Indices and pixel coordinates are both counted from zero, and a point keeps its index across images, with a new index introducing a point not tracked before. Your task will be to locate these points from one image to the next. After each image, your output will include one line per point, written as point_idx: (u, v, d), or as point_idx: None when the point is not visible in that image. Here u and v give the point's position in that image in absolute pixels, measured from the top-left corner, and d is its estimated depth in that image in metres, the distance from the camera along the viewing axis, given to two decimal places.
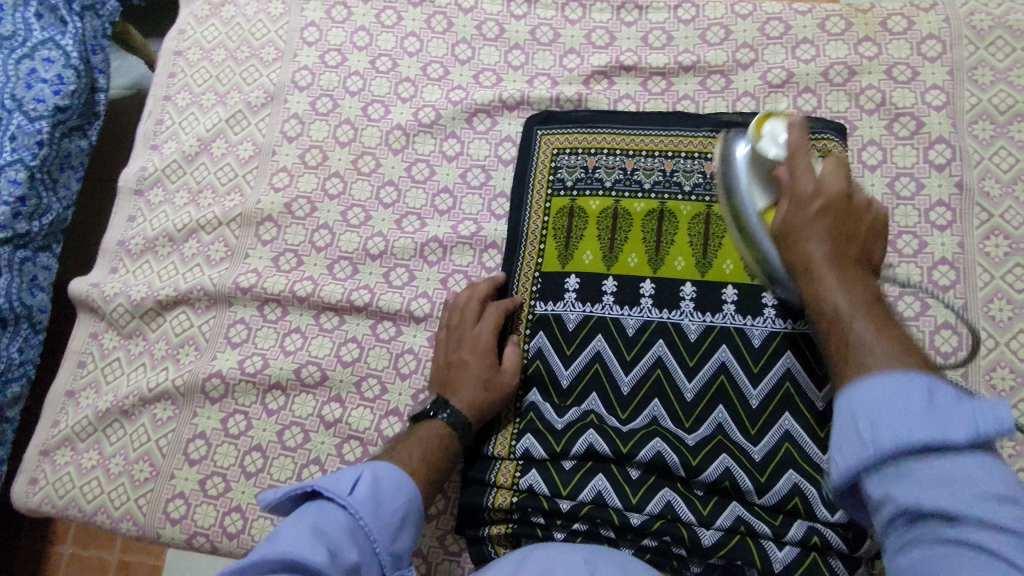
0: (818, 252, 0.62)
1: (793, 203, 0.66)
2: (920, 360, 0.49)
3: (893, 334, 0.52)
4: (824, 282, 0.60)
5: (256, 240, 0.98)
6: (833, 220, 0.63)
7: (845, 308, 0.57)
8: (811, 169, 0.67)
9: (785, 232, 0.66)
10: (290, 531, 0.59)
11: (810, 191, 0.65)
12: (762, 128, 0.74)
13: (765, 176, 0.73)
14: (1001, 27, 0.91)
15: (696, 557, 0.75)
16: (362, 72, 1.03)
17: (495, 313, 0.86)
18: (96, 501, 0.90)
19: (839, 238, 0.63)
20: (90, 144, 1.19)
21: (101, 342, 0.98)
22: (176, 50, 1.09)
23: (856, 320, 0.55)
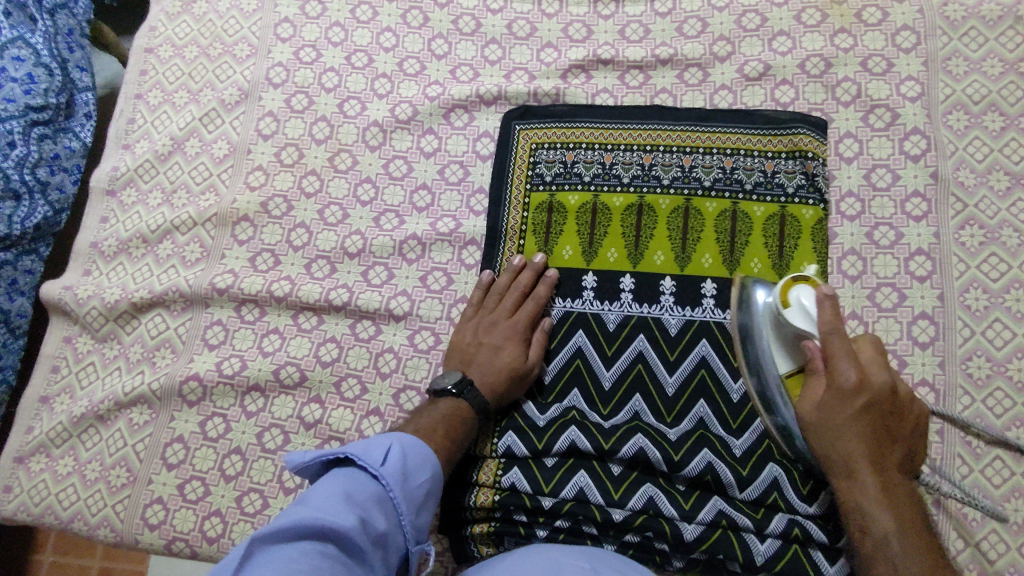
0: (852, 454, 0.68)
1: (834, 397, 0.69)
2: (938, 568, 0.62)
3: (905, 525, 0.65)
4: (864, 487, 0.67)
5: (232, 240, 0.97)
6: (873, 420, 0.68)
7: (867, 494, 0.67)
8: (852, 356, 0.68)
9: (823, 428, 0.69)
10: (325, 496, 0.60)
11: (848, 459, 0.68)
12: (789, 297, 0.72)
13: (789, 339, 0.73)
14: (974, 18, 0.92)
15: (678, 552, 0.76)
16: (337, 69, 1.02)
17: (535, 303, 0.86)
18: (73, 508, 0.89)
19: (876, 440, 0.68)
20: (82, 144, 1.15)
21: (75, 346, 0.96)
22: (147, 47, 1.07)
23: (890, 547, 0.64)
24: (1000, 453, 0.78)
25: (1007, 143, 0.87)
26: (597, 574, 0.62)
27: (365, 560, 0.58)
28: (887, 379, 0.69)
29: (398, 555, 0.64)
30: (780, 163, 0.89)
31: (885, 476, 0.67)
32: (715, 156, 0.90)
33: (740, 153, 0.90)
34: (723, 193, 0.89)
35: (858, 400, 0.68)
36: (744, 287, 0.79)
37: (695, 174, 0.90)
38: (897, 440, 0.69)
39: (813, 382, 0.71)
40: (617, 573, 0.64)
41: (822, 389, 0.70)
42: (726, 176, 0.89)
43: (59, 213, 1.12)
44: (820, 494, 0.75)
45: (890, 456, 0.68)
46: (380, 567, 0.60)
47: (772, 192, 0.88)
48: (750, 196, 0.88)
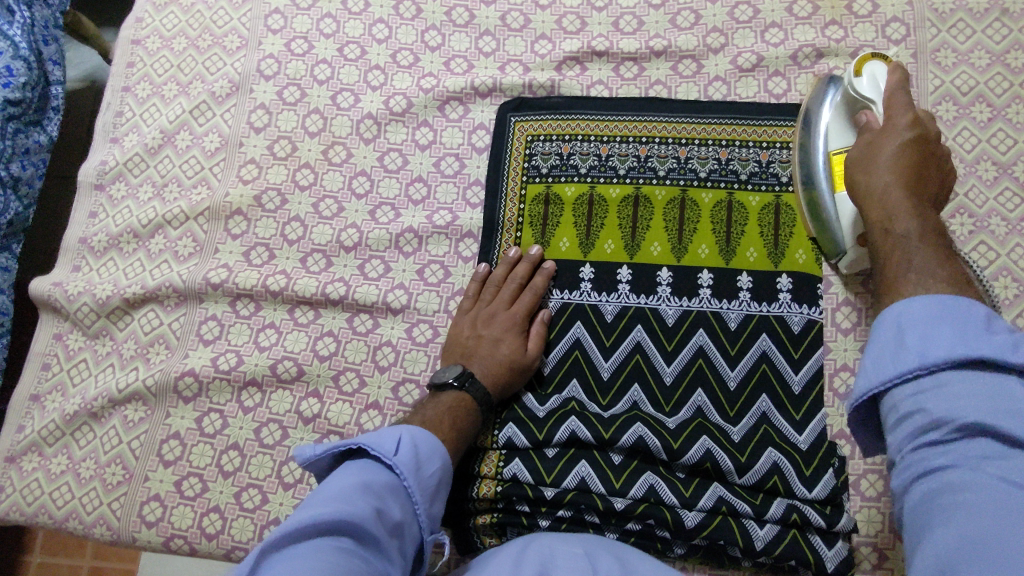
0: (887, 183, 0.63)
1: (880, 137, 0.67)
2: (958, 283, 0.51)
3: (934, 248, 0.56)
4: (908, 245, 0.57)
5: (226, 234, 0.96)
6: (911, 166, 0.64)
7: (909, 233, 0.58)
8: (909, 105, 0.68)
9: (867, 159, 0.67)
10: (339, 489, 0.61)
11: (907, 122, 0.67)
12: (862, 67, 0.77)
13: (854, 110, 0.79)
14: (962, 10, 0.93)
15: (679, 538, 0.77)
16: (329, 60, 1.01)
17: (532, 295, 0.86)
18: (67, 507, 0.88)
19: (914, 177, 0.63)
20: (49, 138, 1.13)
21: (65, 344, 0.95)
22: (134, 39, 1.06)
23: (909, 241, 0.57)
24: None
25: (994, 133, 0.89)
26: (593, 561, 0.63)
27: (383, 550, 0.59)
28: (939, 142, 0.68)
29: (415, 545, 0.64)
30: (774, 154, 0.90)
31: (926, 213, 0.60)
32: (710, 147, 0.91)
33: (735, 144, 0.91)
34: (719, 184, 0.89)
35: (909, 132, 0.66)
36: (811, 105, 0.85)
37: (691, 165, 0.91)
38: (931, 191, 0.64)
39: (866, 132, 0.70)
40: (614, 558, 0.64)
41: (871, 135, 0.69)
42: (721, 166, 0.90)
43: (29, 209, 1.10)
44: (817, 478, 0.76)
45: (927, 195, 0.63)
46: (399, 557, 0.60)
47: (767, 182, 0.89)
48: (745, 187, 0.89)
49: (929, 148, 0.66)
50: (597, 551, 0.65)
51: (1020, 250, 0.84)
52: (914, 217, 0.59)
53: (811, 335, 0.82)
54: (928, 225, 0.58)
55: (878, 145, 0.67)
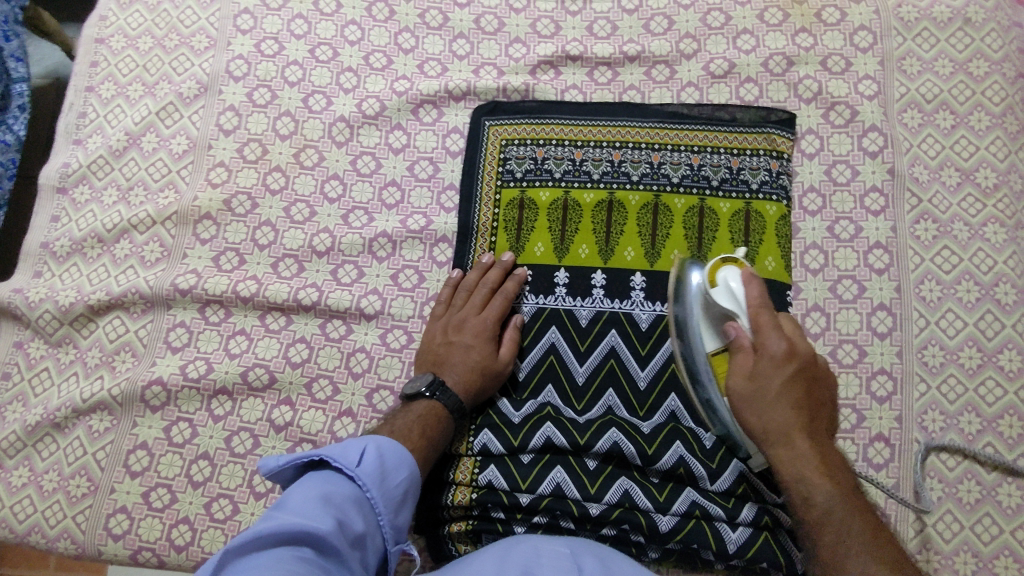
0: (788, 423, 0.67)
1: (764, 375, 0.68)
2: (895, 561, 0.61)
3: (866, 519, 0.64)
4: (817, 486, 0.66)
5: (194, 239, 0.94)
6: (802, 386, 0.68)
7: (828, 496, 0.65)
8: (777, 325, 0.69)
9: (753, 396, 0.68)
10: (300, 501, 0.60)
11: (782, 355, 0.68)
12: (715, 278, 0.73)
13: (717, 319, 0.74)
14: (926, 19, 0.95)
15: (653, 543, 0.77)
16: (300, 62, 1.00)
17: (503, 301, 0.86)
18: (29, 520, 0.85)
19: (806, 416, 0.68)
20: (17, 137, 1.10)
21: (27, 352, 0.92)
22: (98, 38, 1.03)
23: (837, 522, 0.64)
24: (954, 438, 0.81)
25: (957, 140, 0.91)
26: (576, 560, 0.63)
27: (344, 561, 0.58)
28: (809, 349, 0.71)
29: (378, 556, 0.64)
30: (745, 160, 0.91)
31: (833, 472, 0.67)
32: (683, 153, 0.92)
33: (708, 150, 0.92)
34: (691, 190, 0.90)
35: (789, 366, 0.68)
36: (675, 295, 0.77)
37: (664, 171, 0.91)
38: (823, 421, 0.70)
39: (740, 348, 0.70)
40: (596, 558, 0.64)
41: (750, 363, 0.69)
42: (694, 172, 0.91)
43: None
44: None
45: (819, 426, 0.69)
46: (360, 567, 0.60)
47: (738, 188, 0.90)
48: (716, 193, 0.90)
49: (811, 375, 0.69)
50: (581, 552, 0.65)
51: (981, 255, 0.87)
52: (814, 448, 0.67)
53: None
54: (846, 494, 0.66)
55: (765, 418, 0.68)
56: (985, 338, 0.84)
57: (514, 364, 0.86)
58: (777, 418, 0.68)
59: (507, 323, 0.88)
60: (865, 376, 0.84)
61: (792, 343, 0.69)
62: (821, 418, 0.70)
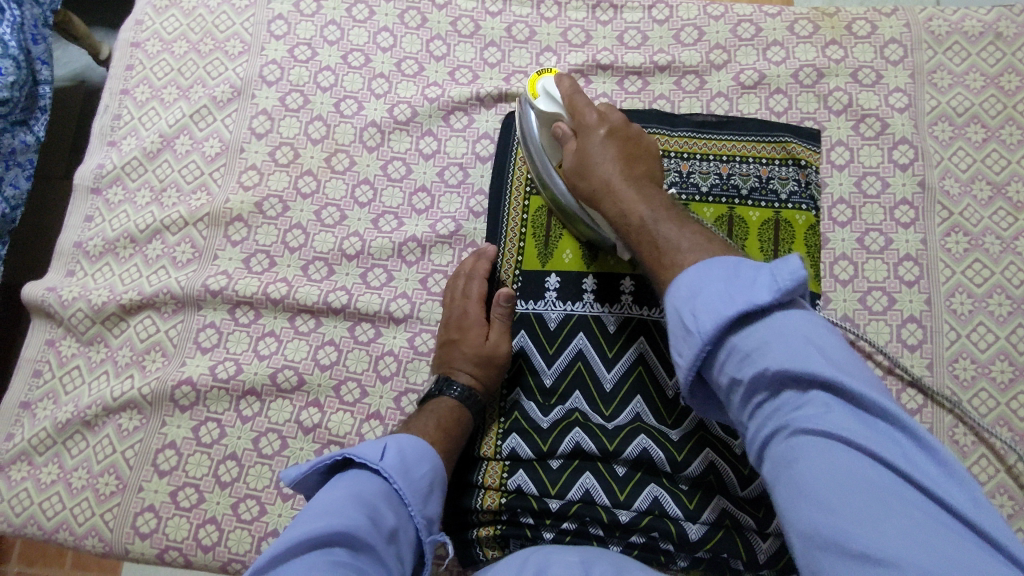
0: (613, 176, 0.75)
1: (586, 138, 0.77)
2: (718, 242, 0.65)
3: (720, 256, 0.63)
4: (637, 207, 0.72)
5: (225, 241, 0.95)
6: (620, 138, 0.78)
7: (643, 216, 0.71)
8: (587, 105, 0.78)
9: (584, 173, 0.77)
10: (328, 503, 0.60)
11: (595, 120, 0.77)
12: (536, 88, 0.81)
13: (550, 129, 0.82)
14: (957, 33, 0.95)
15: (683, 551, 0.76)
16: (333, 68, 1.01)
17: (481, 282, 0.87)
18: (57, 518, 0.85)
19: (626, 158, 0.76)
20: (37, 139, 1.11)
21: (58, 350, 0.93)
22: (135, 41, 1.04)
23: (652, 216, 0.70)
24: (985, 451, 0.81)
25: (988, 154, 0.91)
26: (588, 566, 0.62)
27: (379, 555, 0.59)
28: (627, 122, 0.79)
29: (413, 548, 0.64)
30: (774, 169, 0.91)
31: (684, 221, 0.69)
32: (712, 162, 0.92)
33: (736, 159, 0.92)
34: (720, 199, 0.90)
35: (601, 128, 0.77)
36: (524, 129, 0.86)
37: (693, 180, 0.91)
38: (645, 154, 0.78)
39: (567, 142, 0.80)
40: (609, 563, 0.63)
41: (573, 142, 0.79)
42: (723, 182, 0.91)
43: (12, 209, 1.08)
44: None
45: (637, 163, 0.77)
46: (397, 562, 0.61)
47: (767, 198, 0.90)
48: (745, 202, 0.90)
49: (625, 135, 0.78)
50: (593, 559, 0.64)
51: (1013, 268, 0.86)
52: (631, 188, 0.73)
53: None
54: (657, 207, 0.71)
55: (583, 148, 0.77)
56: (1017, 352, 0.83)
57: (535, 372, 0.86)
58: (597, 171, 0.76)
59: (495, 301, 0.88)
60: (895, 388, 0.83)
61: (602, 112, 0.78)
62: (638, 161, 0.77)
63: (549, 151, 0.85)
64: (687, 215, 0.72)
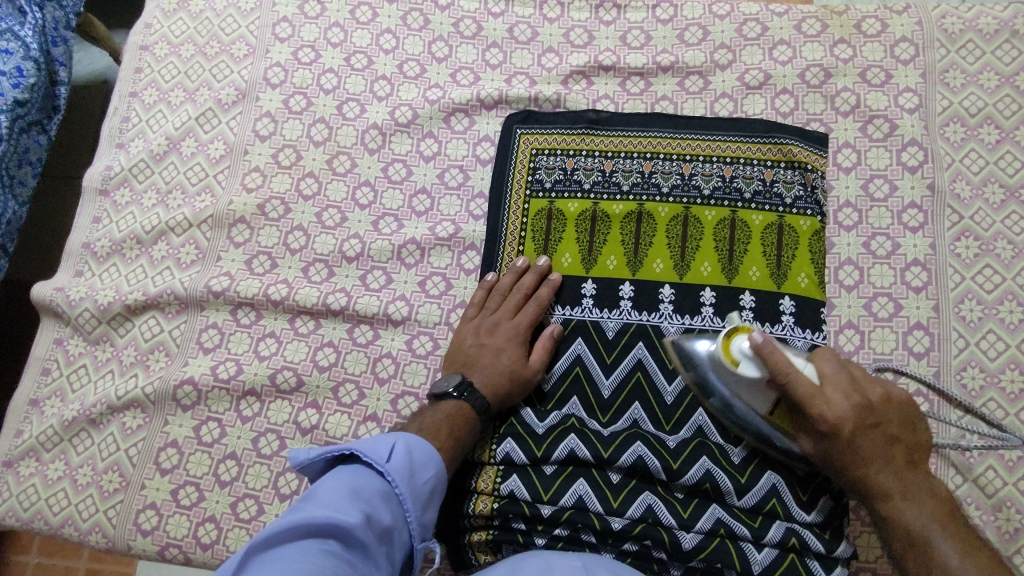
0: (846, 416, 0.69)
1: (856, 437, 0.70)
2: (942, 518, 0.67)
3: (958, 538, 0.65)
4: (887, 479, 0.69)
5: (228, 243, 0.96)
6: (885, 431, 0.70)
7: (894, 491, 0.68)
8: (823, 391, 0.70)
9: (846, 450, 0.70)
10: (329, 494, 0.61)
11: (833, 428, 0.69)
12: (732, 354, 0.73)
13: (749, 387, 0.73)
14: (971, 30, 0.93)
15: (676, 560, 0.76)
16: (336, 70, 1.01)
17: (537, 307, 0.86)
18: (63, 513, 0.87)
19: (887, 439, 0.70)
20: (49, 139, 1.14)
21: (66, 349, 0.95)
22: (143, 45, 1.06)
23: (902, 499, 0.68)
24: (993, 463, 0.78)
25: (1002, 156, 0.88)
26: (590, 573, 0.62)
27: (369, 554, 0.58)
28: (870, 386, 0.72)
29: (404, 552, 0.64)
30: (779, 172, 0.89)
31: (897, 463, 0.69)
32: (715, 164, 0.90)
33: (740, 161, 0.90)
34: (722, 202, 0.89)
35: (847, 432, 0.69)
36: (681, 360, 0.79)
37: (695, 182, 0.90)
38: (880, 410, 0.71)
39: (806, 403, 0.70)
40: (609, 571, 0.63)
41: (821, 424, 0.70)
42: (726, 184, 0.90)
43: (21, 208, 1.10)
44: (815, 502, 0.76)
45: (915, 460, 0.70)
46: (386, 562, 0.60)
47: (771, 202, 0.88)
48: (749, 205, 0.88)
49: (874, 420, 0.70)
50: (594, 566, 0.64)
51: None
52: (880, 464, 0.69)
53: None
54: (905, 477, 0.69)
55: (861, 449, 0.69)
56: None
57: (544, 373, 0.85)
58: (835, 411, 0.69)
59: (542, 329, 0.87)
60: None
61: (840, 412, 0.69)
62: (888, 425, 0.70)
63: (753, 398, 0.73)
64: (907, 461, 0.70)
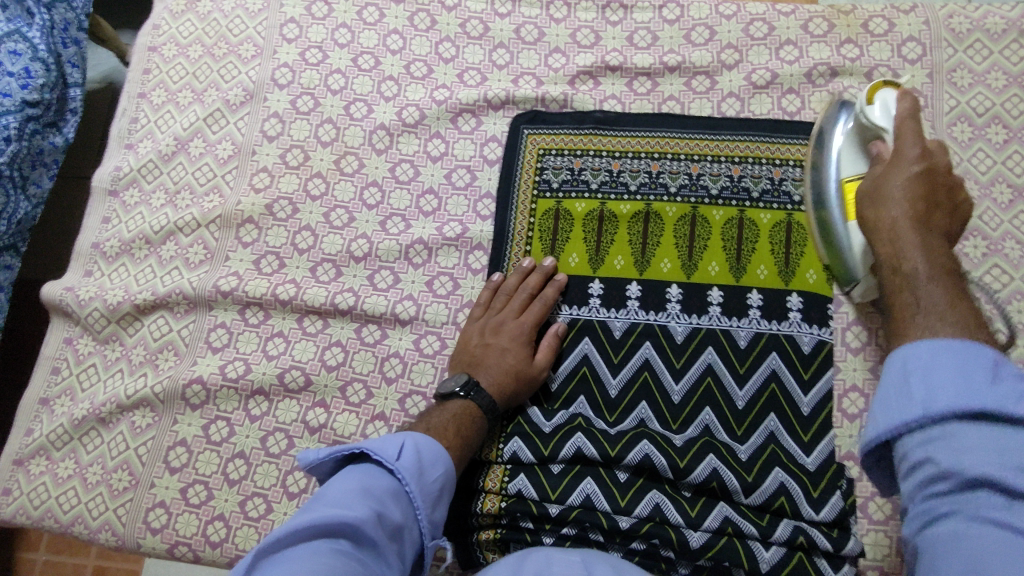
0: (899, 216, 0.62)
1: (893, 166, 0.65)
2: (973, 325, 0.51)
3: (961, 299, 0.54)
4: (905, 239, 0.60)
5: (236, 242, 0.96)
6: (929, 183, 0.63)
7: (916, 270, 0.57)
8: (919, 134, 0.66)
9: (875, 193, 0.65)
10: (339, 493, 0.61)
11: (913, 158, 0.64)
12: (874, 96, 0.73)
13: (866, 144, 0.75)
14: (979, 30, 0.92)
15: (684, 559, 0.76)
16: (343, 71, 1.02)
17: (542, 307, 0.86)
18: (73, 511, 0.88)
19: (926, 205, 0.62)
20: (66, 141, 1.13)
21: (75, 348, 0.95)
22: (151, 46, 1.07)
23: (917, 279, 0.56)
24: None
25: (1010, 155, 0.88)
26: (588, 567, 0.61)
27: (381, 553, 0.59)
28: (951, 176, 0.64)
29: (415, 550, 0.64)
30: (787, 171, 0.89)
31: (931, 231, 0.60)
32: (723, 164, 0.91)
33: (748, 161, 0.90)
34: (730, 202, 0.89)
35: (915, 166, 0.64)
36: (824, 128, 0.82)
37: (703, 182, 0.90)
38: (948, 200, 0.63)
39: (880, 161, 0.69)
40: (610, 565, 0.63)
41: (880, 167, 0.67)
42: (734, 184, 0.90)
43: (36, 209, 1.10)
44: (825, 500, 0.75)
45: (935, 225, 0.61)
46: (397, 561, 0.61)
47: (779, 201, 0.88)
48: (756, 205, 0.88)
49: (943, 185, 0.63)
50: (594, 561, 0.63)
51: None
52: (918, 238, 0.60)
53: (820, 357, 0.81)
54: (937, 264, 0.57)
55: (887, 183, 0.64)
56: None
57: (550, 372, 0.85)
58: (892, 188, 0.64)
59: (548, 328, 0.87)
60: None
61: (929, 149, 0.65)
62: (936, 196, 0.63)
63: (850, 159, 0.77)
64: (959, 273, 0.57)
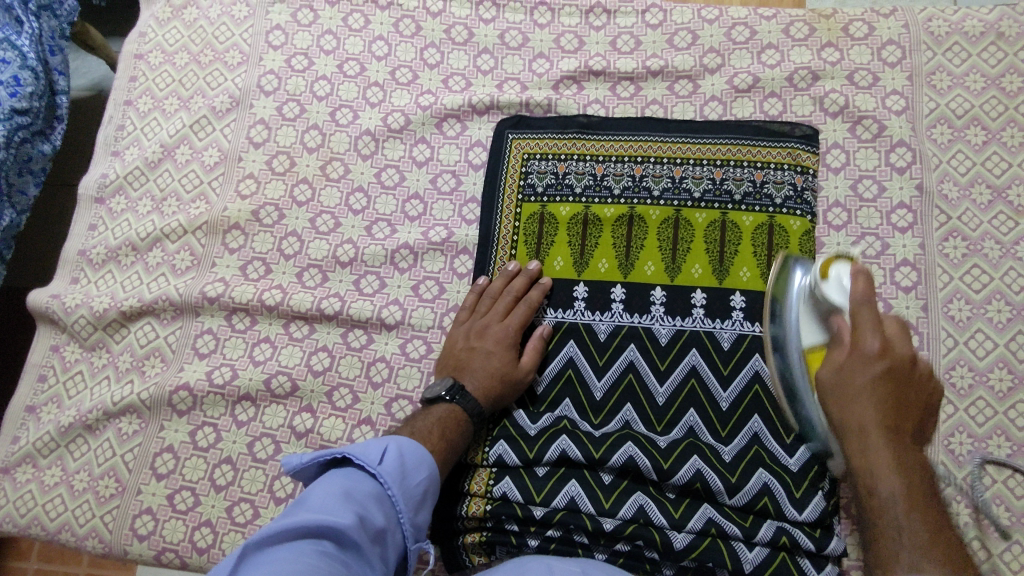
0: (867, 420, 0.63)
1: (851, 367, 0.65)
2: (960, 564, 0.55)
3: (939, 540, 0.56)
4: (877, 456, 0.61)
5: (223, 249, 0.97)
6: (893, 387, 0.63)
7: (892, 495, 0.59)
8: (877, 325, 0.64)
9: (842, 395, 0.65)
10: (322, 496, 0.61)
11: (870, 358, 0.64)
12: (827, 272, 0.70)
13: (821, 313, 0.72)
14: (957, 33, 0.93)
15: (668, 560, 0.76)
16: (329, 77, 1.02)
17: (527, 311, 0.86)
18: (60, 519, 0.88)
19: (893, 413, 0.63)
20: (52, 148, 1.14)
21: (62, 355, 0.96)
22: (138, 53, 1.07)
23: (896, 511, 0.59)
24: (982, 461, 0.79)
25: (989, 157, 0.89)
26: None
27: (363, 556, 0.59)
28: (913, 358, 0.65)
29: (398, 553, 0.65)
30: (769, 174, 0.90)
31: (903, 453, 0.61)
32: (706, 167, 0.91)
33: (731, 164, 0.91)
34: (713, 205, 0.90)
35: (878, 366, 0.63)
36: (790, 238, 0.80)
37: (686, 185, 0.91)
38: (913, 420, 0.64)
39: (841, 342, 0.68)
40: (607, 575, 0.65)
41: (843, 356, 0.66)
42: (716, 186, 0.90)
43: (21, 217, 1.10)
44: (807, 500, 0.76)
45: (904, 436, 0.63)
46: (380, 563, 0.61)
47: (761, 203, 0.89)
48: (739, 208, 0.89)
49: (902, 380, 0.63)
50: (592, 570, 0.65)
51: (1013, 274, 0.84)
52: (899, 480, 0.60)
53: None
54: (914, 491, 0.59)
55: (849, 389, 0.64)
56: (1016, 359, 0.82)
57: (535, 375, 0.86)
58: (857, 412, 0.64)
59: (532, 331, 0.88)
60: None
61: (887, 339, 0.64)
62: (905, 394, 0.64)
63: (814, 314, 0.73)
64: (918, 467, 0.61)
